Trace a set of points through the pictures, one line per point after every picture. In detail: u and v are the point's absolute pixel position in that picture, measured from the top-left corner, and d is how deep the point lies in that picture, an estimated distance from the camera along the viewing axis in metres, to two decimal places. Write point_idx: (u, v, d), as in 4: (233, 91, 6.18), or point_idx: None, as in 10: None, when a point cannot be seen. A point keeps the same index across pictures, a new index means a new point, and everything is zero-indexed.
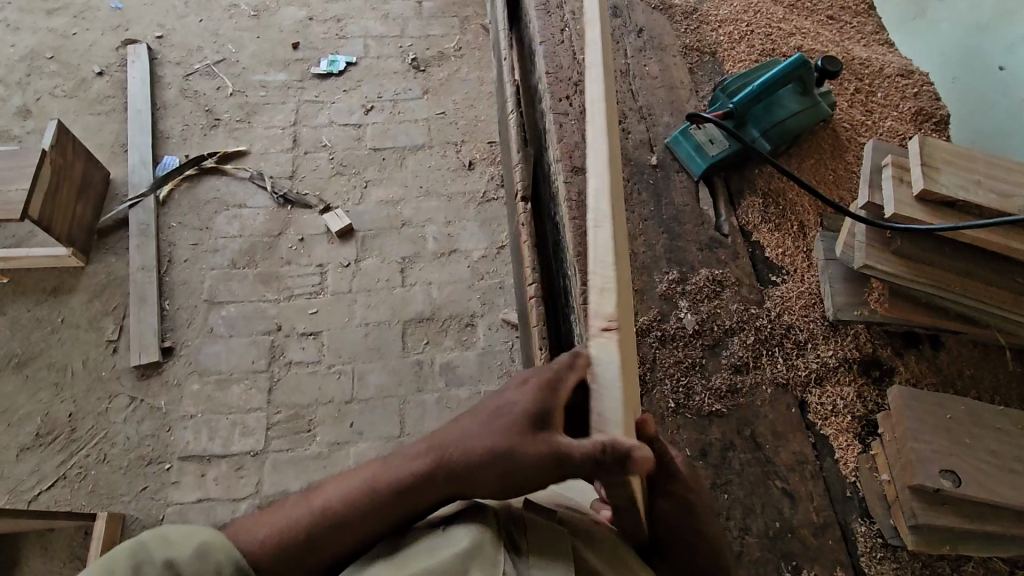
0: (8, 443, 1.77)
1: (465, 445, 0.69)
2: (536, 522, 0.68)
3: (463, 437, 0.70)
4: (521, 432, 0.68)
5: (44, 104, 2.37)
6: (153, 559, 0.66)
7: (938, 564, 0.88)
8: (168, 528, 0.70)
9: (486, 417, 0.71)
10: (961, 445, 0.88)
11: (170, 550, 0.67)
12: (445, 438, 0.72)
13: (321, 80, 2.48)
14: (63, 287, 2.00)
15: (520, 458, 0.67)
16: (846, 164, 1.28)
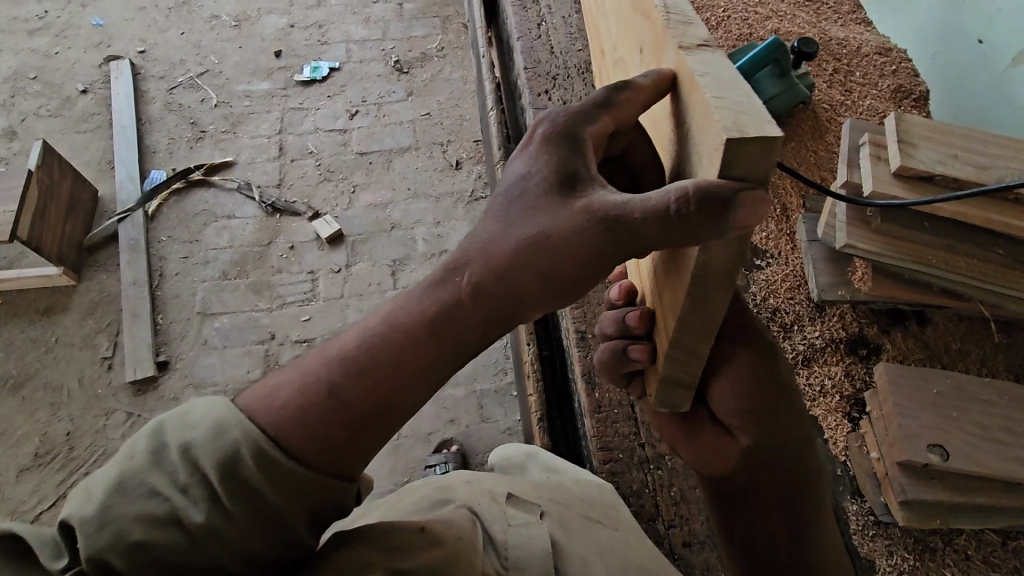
0: (8, 464, 1.77)
1: (495, 245, 0.60)
2: (519, 523, 0.69)
3: (489, 237, 0.61)
4: (562, 215, 0.57)
5: (29, 125, 2.37)
6: (167, 445, 0.56)
7: (931, 539, 0.87)
8: (187, 406, 0.59)
9: (512, 214, 0.60)
10: (949, 420, 0.88)
11: (186, 432, 0.56)
12: (467, 247, 0.62)
13: (305, 87, 2.47)
14: (57, 306, 2.01)
15: (574, 247, 0.56)
16: (826, 144, 1.28)
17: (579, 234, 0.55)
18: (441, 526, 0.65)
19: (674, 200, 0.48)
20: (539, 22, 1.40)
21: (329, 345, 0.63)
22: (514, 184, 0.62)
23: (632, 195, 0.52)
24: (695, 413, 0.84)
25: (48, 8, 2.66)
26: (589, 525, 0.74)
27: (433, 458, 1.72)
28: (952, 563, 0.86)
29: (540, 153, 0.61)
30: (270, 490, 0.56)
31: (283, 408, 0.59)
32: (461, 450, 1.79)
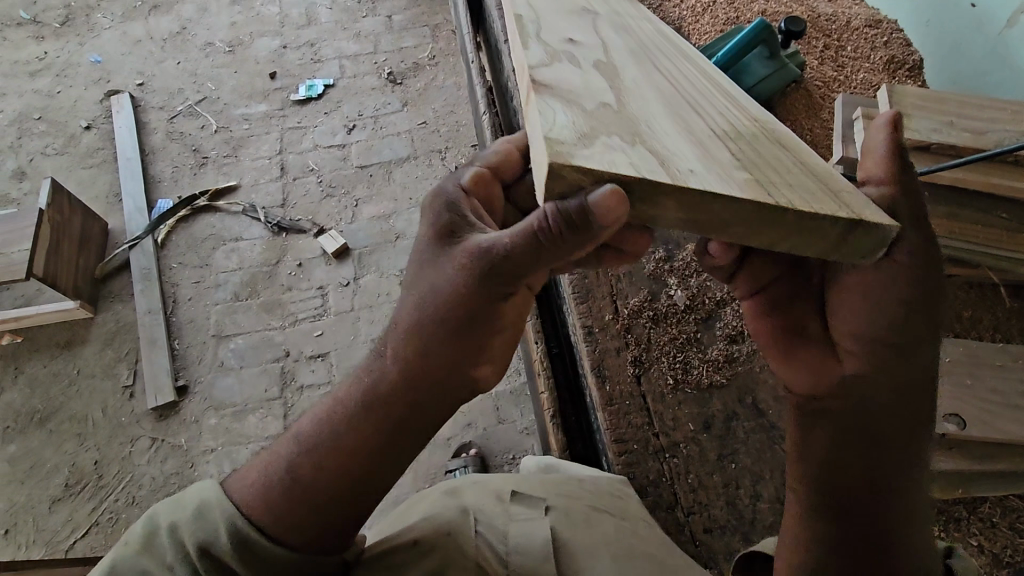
0: (40, 496, 1.81)
1: (407, 313, 0.72)
2: (512, 525, 0.73)
3: (404, 308, 0.73)
4: (453, 269, 0.68)
5: (37, 164, 2.43)
6: (160, 525, 0.67)
7: (956, 509, 0.86)
8: (178, 495, 0.70)
9: (418, 281, 0.72)
10: (963, 388, 0.88)
11: (173, 516, 0.67)
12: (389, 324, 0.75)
13: (301, 105, 2.51)
14: (76, 339, 2.05)
15: (475, 296, 0.67)
16: (822, 121, 1.27)
17: (477, 284, 0.66)
18: (434, 529, 0.72)
19: (534, 229, 0.58)
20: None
21: (291, 432, 0.75)
22: (416, 257, 0.74)
23: (504, 233, 0.63)
24: (810, 334, 0.78)
25: (47, 48, 2.72)
26: (593, 516, 0.76)
27: (453, 462, 1.76)
28: (979, 531, 0.85)
29: (427, 226, 0.74)
30: (242, 567, 0.65)
31: (254, 486, 0.69)
32: (480, 453, 1.80)
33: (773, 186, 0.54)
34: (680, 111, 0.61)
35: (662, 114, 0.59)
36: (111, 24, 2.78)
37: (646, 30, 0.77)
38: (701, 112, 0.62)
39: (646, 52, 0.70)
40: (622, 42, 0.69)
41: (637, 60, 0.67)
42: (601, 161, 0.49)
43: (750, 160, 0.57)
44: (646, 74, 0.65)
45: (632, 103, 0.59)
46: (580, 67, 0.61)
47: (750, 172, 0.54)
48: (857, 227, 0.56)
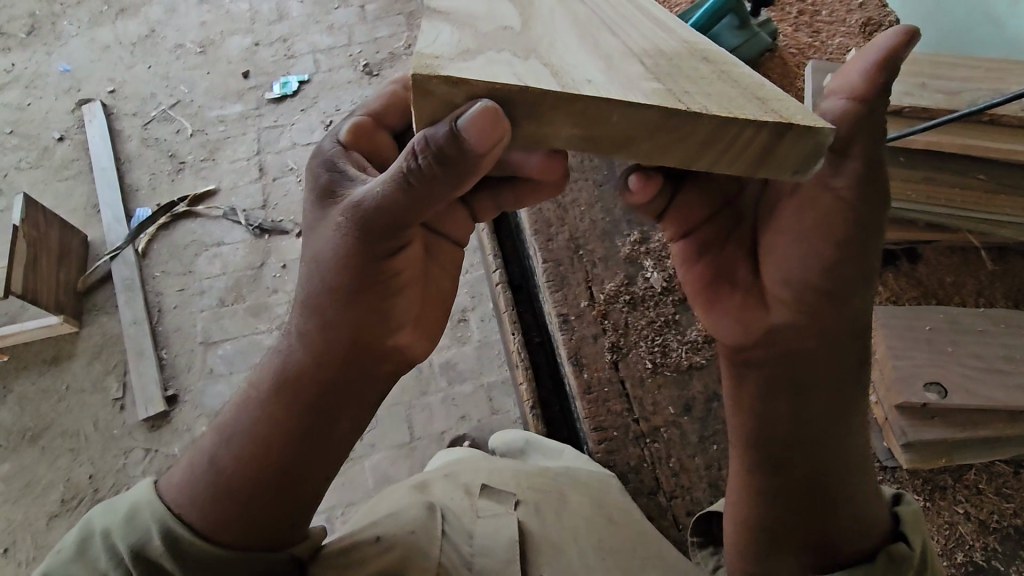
0: (37, 513, 1.81)
1: (306, 289, 0.74)
2: (482, 524, 0.75)
3: (301, 284, 0.75)
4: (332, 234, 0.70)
5: (12, 179, 2.39)
6: (94, 531, 0.71)
7: (941, 478, 0.85)
8: (113, 499, 0.74)
9: (308, 256, 0.74)
10: (945, 355, 0.86)
11: (105, 521, 0.71)
12: (293, 304, 0.78)
13: (277, 104, 2.46)
14: (63, 354, 2.03)
15: (360, 257, 0.68)
16: (797, 90, 1.25)
17: (358, 244, 0.68)
18: (397, 527, 0.74)
19: (402, 171, 0.60)
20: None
21: (216, 424, 0.78)
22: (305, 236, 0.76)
23: (375, 184, 0.64)
24: (735, 279, 0.75)
25: (14, 60, 2.66)
26: (563, 509, 0.79)
27: None
28: (965, 499, 0.84)
29: (309, 200, 0.76)
30: (173, 564, 0.69)
31: (185, 483, 0.73)
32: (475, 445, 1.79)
33: (682, 94, 0.50)
34: (598, 35, 0.58)
35: (577, 38, 0.57)
36: (77, 30, 2.72)
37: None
38: (624, 34, 0.59)
39: None
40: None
41: None
42: (476, 72, 0.48)
43: (667, 72, 0.54)
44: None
45: (542, 32, 0.57)
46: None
47: (654, 82, 0.51)
48: (782, 136, 0.50)
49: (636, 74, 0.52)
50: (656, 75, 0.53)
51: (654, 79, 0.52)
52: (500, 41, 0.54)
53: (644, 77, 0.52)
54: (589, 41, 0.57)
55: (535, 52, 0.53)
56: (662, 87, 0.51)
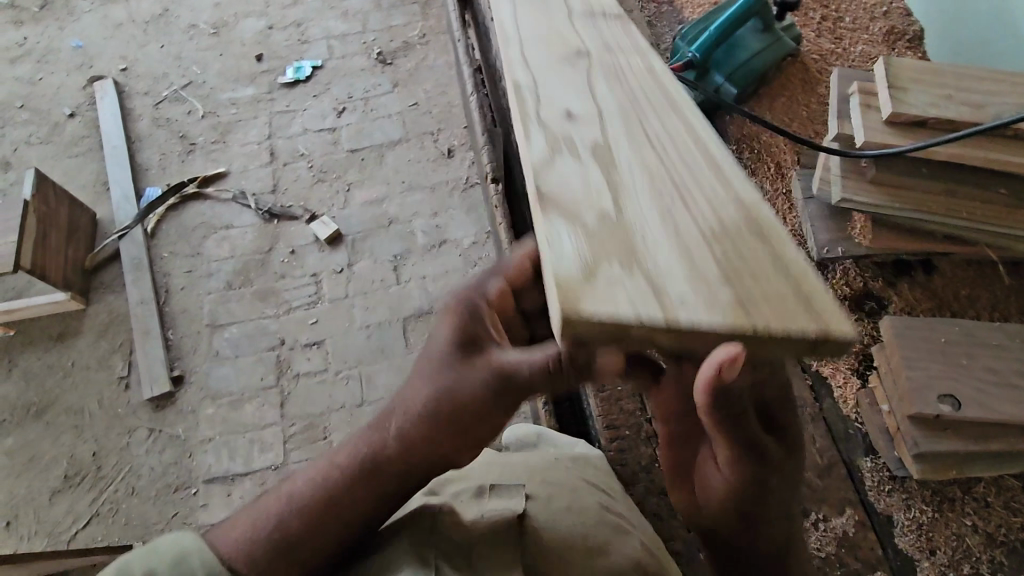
0: (40, 488, 1.82)
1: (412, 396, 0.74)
2: (485, 515, 0.73)
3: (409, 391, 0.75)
4: (470, 375, 0.70)
5: (22, 154, 2.39)
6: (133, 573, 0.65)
7: (950, 490, 0.87)
8: (153, 543, 0.68)
9: (423, 370, 0.75)
10: (959, 368, 0.87)
11: (151, 561, 0.66)
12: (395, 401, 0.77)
13: (289, 88, 2.45)
14: (69, 330, 2.03)
15: (471, 406, 0.70)
16: (818, 96, 1.25)
17: (476, 392, 0.69)
18: (396, 531, 0.73)
19: (545, 363, 0.63)
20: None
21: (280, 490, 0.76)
22: (432, 345, 0.75)
23: (513, 355, 0.67)
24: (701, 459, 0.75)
25: (27, 33, 2.65)
26: (572, 505, 0.77)
27: None
28: (974, 511, 0.86)
29: (449, 316, 0.75)
30: None
31: (244, 541, 0.71)
32: None
33: (747, 302, 0.51)
34: (685, 209, 0.60)
35: (671, 219, 0.58)
36: (91, 7, 2.70)
37: (627, 65, 0.76)
38: (698, 200, 0.61)
39: (651, 119, 0.69)
40: (609, 101, 0.71)
41: (637, 142, 0.67)
42: (605, 303, 0.51)
43: (738, 256, 0.55)
44: (641, 155, 0.65)
45: (636, 210, 0.60)
46: (574, 163, 0.64)
47: (722, 286, 0.52)
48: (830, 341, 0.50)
49: (715, 270, 0.54)
50: (729, 271, 0.54)
51: (730, 275, 0.53)
52: (605, 236, 0.57)
53: (724, 275, 0.53)
54: (678, 221, 0.58)
55: (634, 250, 0.56)
56: (737, 286, 0.52)
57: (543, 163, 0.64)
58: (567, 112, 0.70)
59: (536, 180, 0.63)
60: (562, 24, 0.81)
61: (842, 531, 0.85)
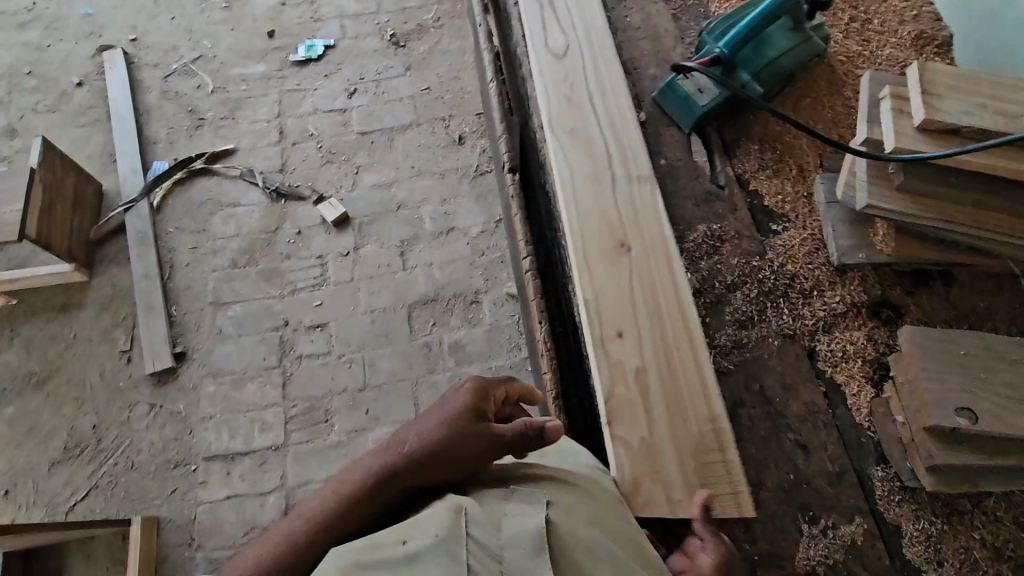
0: (39, 459, 1.82)
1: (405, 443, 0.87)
2: (512, 521, 0.74)
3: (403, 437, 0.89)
4: (473, 444, 0.86)
5: (28, 121, 2.36)
6: None
7: (960, 502, 0.92)
8: None
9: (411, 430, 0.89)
10: (977, 381, 0.86)
11: None
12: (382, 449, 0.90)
13: (301, 67, 2.42)
14: (73, 302, 2.02)
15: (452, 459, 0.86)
16: (844, 99, 1.23)
17: (460, 445, 0.85)
18: (423, 534, 0.72)
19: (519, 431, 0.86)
20: (572, 89, 1.21)
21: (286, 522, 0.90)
22: (448, 406, 0.89)
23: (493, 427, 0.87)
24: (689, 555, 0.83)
25: None
26: (593, 516, 0.80)
27: None
28: (982, 524, 0.90)
29: (469, 390, 0.90)
30: None
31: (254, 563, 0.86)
32: None
33: (715, 470, 0.91)
34: (685, 410, 0.95)
35: (679, 414, 0.95)
36: None
37: (660, 270, 1.05)
38: (694, 411, 0.95)
39: (669, 323, 1.01)
40: (642, 301, 1.03)
41: (659, 348, 0.99)
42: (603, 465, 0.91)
43: (697, 411, 0.95)
44: (663, 367, 0.98)
45: (659, 424, 0.94)
46: (630, 386, 0.97)
47: (702, 477, 0.91)
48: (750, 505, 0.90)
49: (689, 443, 0.93)
50: (699, 433, 0.93)
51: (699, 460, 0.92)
52: (637, 438, 0.93)
53: (693, 454, 0.92)
54: (681, 417, 0.95)
55: (653, 456, 0.92)
56: (710, 466, 0.91)
57: (603, 381, 0.98)
58: (615, 321, 1.01)
59: (604, 396, 0.97)
60: (606, 200, 1.10)
61: (849, 540, 0.91)
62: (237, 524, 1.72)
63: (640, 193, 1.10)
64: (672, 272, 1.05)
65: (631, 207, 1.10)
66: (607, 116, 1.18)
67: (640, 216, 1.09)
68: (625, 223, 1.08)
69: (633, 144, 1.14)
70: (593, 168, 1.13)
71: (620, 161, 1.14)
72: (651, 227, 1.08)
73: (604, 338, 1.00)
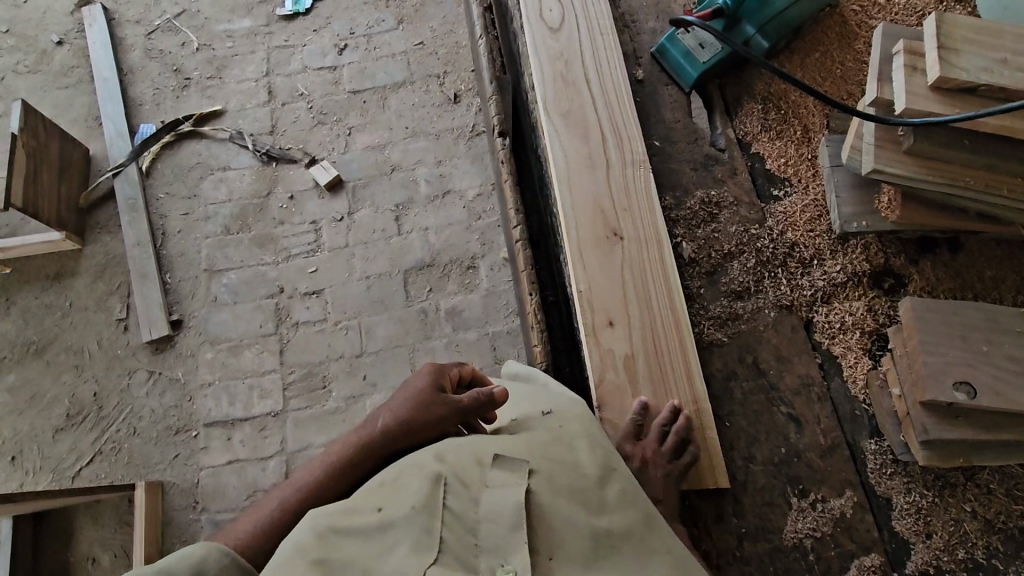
0: (43, 425, 1.85)
1: (378, 421, 0.94)
2: (490, 496, 0.73)
3: (375, 415, 0.96)
4: (433, 413, 0.92)
5: (9, 83, 2.28)
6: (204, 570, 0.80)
7: (952, 476, 0.91)
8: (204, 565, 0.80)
9: (383, 408, 0.96)
10: (978, 354, 0.84)
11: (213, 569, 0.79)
12: (358, 427, 0.96)
13: (288, 21, 2.30)
14: (65, 270, 2.01)
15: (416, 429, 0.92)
16: (856, 52, 1.16)
17: (422, 416, 0.92)
18: (400, 505, 0.73)
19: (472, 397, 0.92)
20: (567, 66, 1.14)
21: (276, 491, 0.94)
22: (410, 387, 0.95)
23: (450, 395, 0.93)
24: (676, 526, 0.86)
25: None
26: (576, 481, 0.78)
27: None
28: (973, 497, 0.90)
29: (427, 371, 0.97)
30: None
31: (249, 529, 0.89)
32: None
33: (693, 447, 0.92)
34: (667, 394, 0.95)
35: (662, 398, 0.95)
36: None
37: (652, 258, 1.01)
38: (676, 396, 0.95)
39: (657, 309, 0.98)
40: (631, 288, 1.00)
41: (645, 335, 0.97)
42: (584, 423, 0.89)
43: (678, 396, 0.95)
44: (648, 352, 0.96)
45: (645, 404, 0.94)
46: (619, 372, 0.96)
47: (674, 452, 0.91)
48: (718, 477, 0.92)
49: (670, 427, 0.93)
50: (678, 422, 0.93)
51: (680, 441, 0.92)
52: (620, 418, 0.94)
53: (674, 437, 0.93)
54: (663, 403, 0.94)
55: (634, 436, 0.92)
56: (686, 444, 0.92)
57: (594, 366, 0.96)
58: (606, 309, 0.99)
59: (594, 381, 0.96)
60: (598, 181, 1.06)
61: (838, 513, 0.91)
62: (239, 489, 1.76)
63: (634, 171, 1.06)
64: (662, 255, 1.02)
65: (622, 190, 1.05)
66: (604, 87, 1.12)
67: (633, 200, 1.05)
68: (618, 210, 1.04)
69: (630, 119, 1.09)
70: (588, 147, 1.08)
71: (613, 135, 1.09)
72: (644, 213, 1.04)
73: (595, 327, 0.98)
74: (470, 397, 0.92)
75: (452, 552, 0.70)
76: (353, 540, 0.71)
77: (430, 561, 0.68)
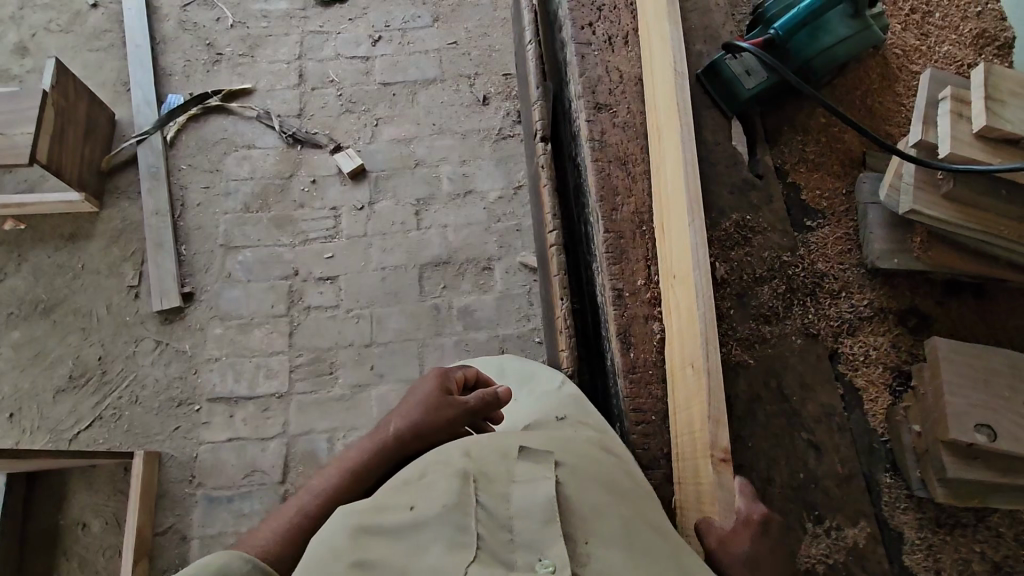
0: (45, 385, 1.83)
1: (389, 426, 0.94)
2: (520, 490, 0.71)
3: (385, 421, 0.96)
4: (444, 415, 0.93)
5: (40, 40, 2.28)
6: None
7: (964, 516, 0.93)
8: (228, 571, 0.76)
9: (390, 416, 0.96)
10: (1000, 400, 0.87)
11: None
12: (369, 433, 0.96)
13: (325, 7, 2.31)
14: (81, 232, 2.00)
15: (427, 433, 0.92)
16: (895, 94, 1.19)
17: (429, 420, 0.92)
18: (431, 502, 0.70)
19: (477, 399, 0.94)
20: (616, 81, 1.17)
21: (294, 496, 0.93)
22: (415, 394, 0.96)
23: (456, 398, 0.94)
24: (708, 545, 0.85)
25: None
26: (600, 478, 0.79)
27: None
28: (983, 538, 0.92)
29: (432, 377, 0.98)
30: None
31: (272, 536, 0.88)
32: None
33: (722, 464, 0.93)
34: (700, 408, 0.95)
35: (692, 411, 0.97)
36: None
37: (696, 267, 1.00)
38: None
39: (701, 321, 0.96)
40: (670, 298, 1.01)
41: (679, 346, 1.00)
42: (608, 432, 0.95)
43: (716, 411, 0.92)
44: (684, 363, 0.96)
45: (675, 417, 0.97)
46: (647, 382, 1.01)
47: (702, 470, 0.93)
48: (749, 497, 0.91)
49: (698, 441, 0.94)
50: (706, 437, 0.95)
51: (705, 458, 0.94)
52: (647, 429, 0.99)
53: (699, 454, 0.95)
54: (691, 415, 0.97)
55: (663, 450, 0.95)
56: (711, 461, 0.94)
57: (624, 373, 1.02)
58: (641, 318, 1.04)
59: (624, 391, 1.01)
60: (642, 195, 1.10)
61: (850, 542, 0.93)
62: (237, 467, 1.75)
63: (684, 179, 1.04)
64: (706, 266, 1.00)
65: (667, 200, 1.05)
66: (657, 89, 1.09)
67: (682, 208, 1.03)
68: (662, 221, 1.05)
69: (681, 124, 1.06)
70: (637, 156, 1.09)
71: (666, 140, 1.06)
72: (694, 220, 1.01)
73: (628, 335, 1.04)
74: (476, 399, 0.94)
75: (488, 551, 0.66)
76: (385, 539, 0.67)
77: (467, 559, 0.64)
